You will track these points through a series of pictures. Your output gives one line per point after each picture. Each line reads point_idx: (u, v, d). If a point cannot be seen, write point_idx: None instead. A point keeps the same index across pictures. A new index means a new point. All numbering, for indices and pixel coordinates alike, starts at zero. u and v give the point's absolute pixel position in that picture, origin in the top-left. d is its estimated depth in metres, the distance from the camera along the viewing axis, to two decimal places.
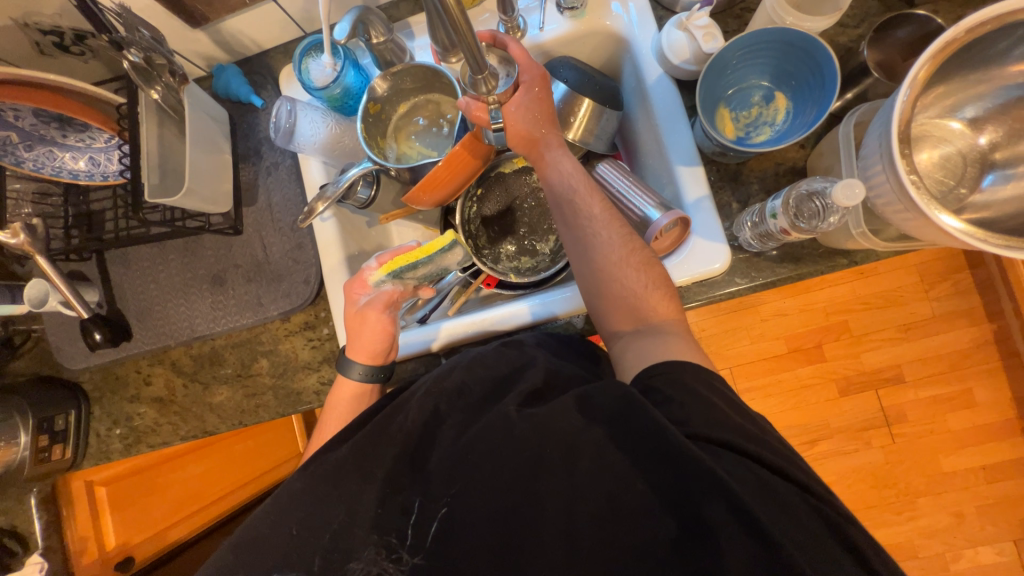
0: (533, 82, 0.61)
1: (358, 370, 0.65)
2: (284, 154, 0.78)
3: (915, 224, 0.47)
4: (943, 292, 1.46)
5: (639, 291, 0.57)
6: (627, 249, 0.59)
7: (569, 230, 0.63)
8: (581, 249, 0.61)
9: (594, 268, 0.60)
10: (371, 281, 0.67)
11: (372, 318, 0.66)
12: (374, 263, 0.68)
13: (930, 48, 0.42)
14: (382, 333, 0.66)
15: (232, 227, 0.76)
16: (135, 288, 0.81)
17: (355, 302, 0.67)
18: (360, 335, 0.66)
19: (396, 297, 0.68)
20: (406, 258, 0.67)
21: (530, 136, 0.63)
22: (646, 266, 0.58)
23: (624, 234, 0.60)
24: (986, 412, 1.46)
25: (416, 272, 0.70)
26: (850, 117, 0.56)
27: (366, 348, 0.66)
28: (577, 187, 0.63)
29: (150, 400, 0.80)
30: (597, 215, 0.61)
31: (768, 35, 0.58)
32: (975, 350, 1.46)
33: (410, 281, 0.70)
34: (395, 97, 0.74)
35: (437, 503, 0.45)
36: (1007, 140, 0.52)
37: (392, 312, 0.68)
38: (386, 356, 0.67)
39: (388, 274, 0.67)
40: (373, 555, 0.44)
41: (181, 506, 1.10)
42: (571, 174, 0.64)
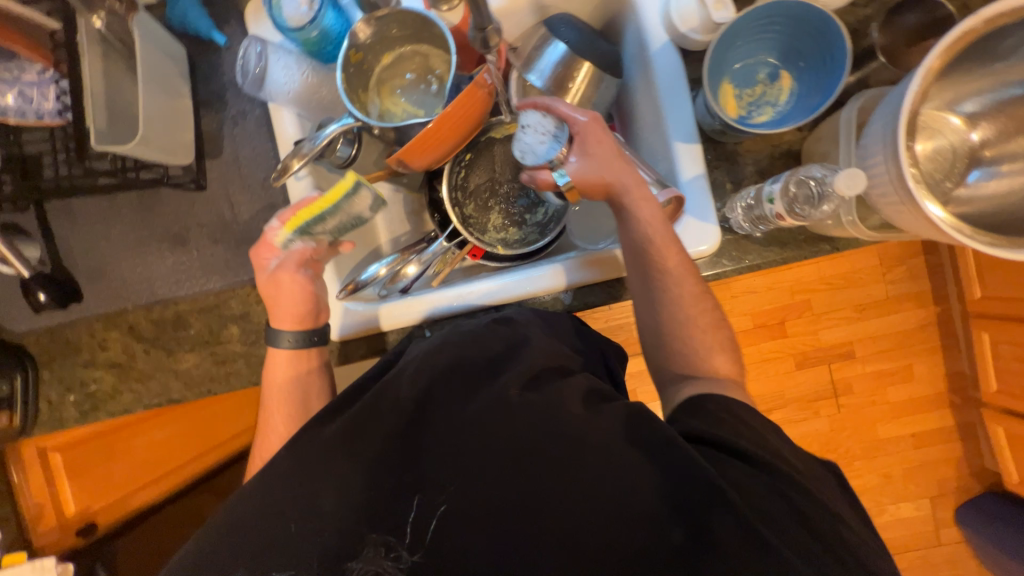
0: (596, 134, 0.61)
1: (286, 338, 0.65)
2: (252, 102, 0.71)
3: (905, 216, 0.47)
4: (898, 275, 1.55)
5: (705, 352, 0.59)
6: (699, 309, 0.60)
7: (640, 280, 0.61)
8: (651, 302, 0.61)
9: (664, 325, 0.61)
10: (277, 242, 0.63)
11: (286, 281, 0.65)
12: (276, 222, 0.62)
13: (947, 37, 0.41)
14: (300, 295, 0.66)
15: (194, 181, 0.70)
16: (83, 245, 0.73)
17: (264, 267, 0.65)
18: (278, 300, 0.66)
19: (308, 255, 0.66)
20: (308, 212, 0.59)
21: (602, 183, 0.61)
22: (714, 327, 0.60)
23: (696, 292, 0.60)
24: (922, 386, 1.59)
25: (326, 226, 0.62)
26: (854, 102, 0.56)
27: (289, 314, 0.66)
28: (659, 238, 0.59)
29: (107, 365, 0.75)
30: (672, 271, 0.59)
31: (785, 8, 0.55)
32: (919, 330, 1.57)
33: (321, 237, 0.65)
34: (379, 45, 0.67)
35: (438, 498, 0.44)
36: (998, 138, 0.52)
37: (308, 271, 0.67)
38: (314, 320, 0.68)
39: (293, 233, 0.62)
40: (372, 553, 0.43)
41: (146, 470, 1.07)
42: (650, 222, 0.60)
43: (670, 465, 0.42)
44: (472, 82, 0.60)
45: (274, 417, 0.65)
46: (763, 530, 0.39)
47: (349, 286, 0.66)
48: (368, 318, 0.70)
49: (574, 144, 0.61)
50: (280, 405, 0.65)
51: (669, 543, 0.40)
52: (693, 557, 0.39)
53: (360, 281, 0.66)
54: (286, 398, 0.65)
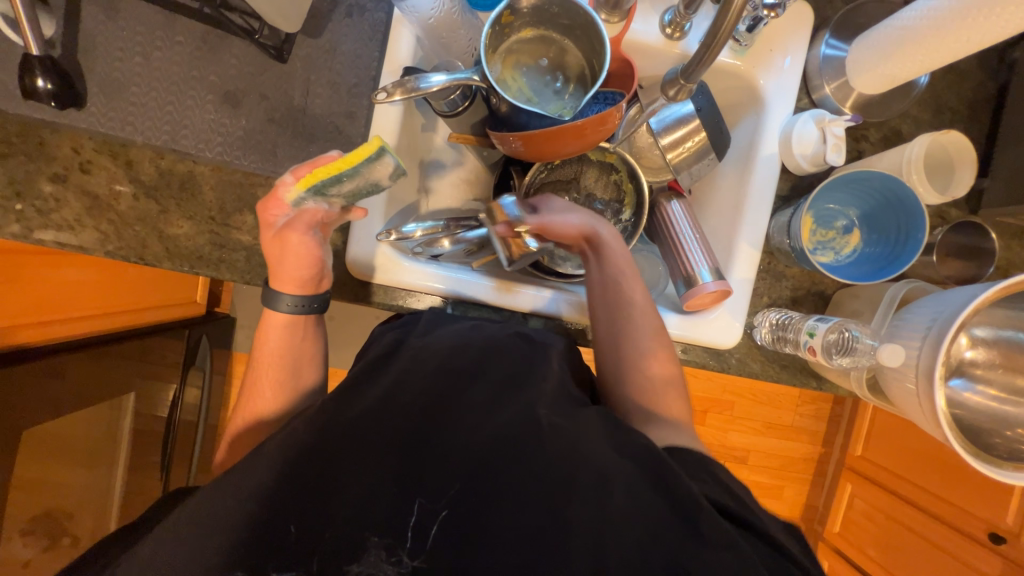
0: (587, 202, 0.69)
1: (286, 302, 0.61)
2: (375, 4, 0.65)
3: (908, 398, 0.55)
4: (807, 411, 1.77)
5: (656, 382, 0.63)
6: (652, 329, 0.64)
7: (604, 305, 0.66)
8: (614, 330, 0.65)
9: (619, 353, 0.64)
10: (287, 199, 0.55)
11: (294, 242, 0.59)
12: (290, 178, 0.55)
13: (1015, 278, 0.50)
14: (307, 259, 0.60)
15: (277, 51, 0.63)
16: (113, 51, 0.62)
17: (272, 224, 0.58)
18: (282, 261, 0.60)
19: (319, 217, 0.58)
20: (326, 171, 0.51)
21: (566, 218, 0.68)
22: (664, 352, 0.64)
23: (650, 314, 0.66)
24: (784, 507, 1.83)
25: (341, 189, 0.54)
26: (903, 285, 0.63)
27: (291, 277, 0.60)
28: (628, 271, 0.66)
29: (80, 191, 0.64)
30: (626, 289, 0.65)
31: (893, 183, 0.61)
32: (802, 461, 1.81)
33: (336, 200, 0.56)
34: (531, 17, 0.64)
35: (437, 504, 0.43)
36: (988, 363, 0.60)
37: (317, 233, 0.60)
38: (316, 286, 0.63)
39: (307, 192, 0.54)
40: (374, 558, 0.40)
41: (43, 306, 0.93)
42: (619, 254, 0.67)
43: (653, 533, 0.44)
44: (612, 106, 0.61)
45: (262, 384, 0.61)
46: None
47: (391, 233, 0.64)
48: (396, 272, 0.68)
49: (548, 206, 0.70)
50: (273, 361, 0.62)
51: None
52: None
53: (402, 234, 0.64)
54: (277, 362, 0.62)
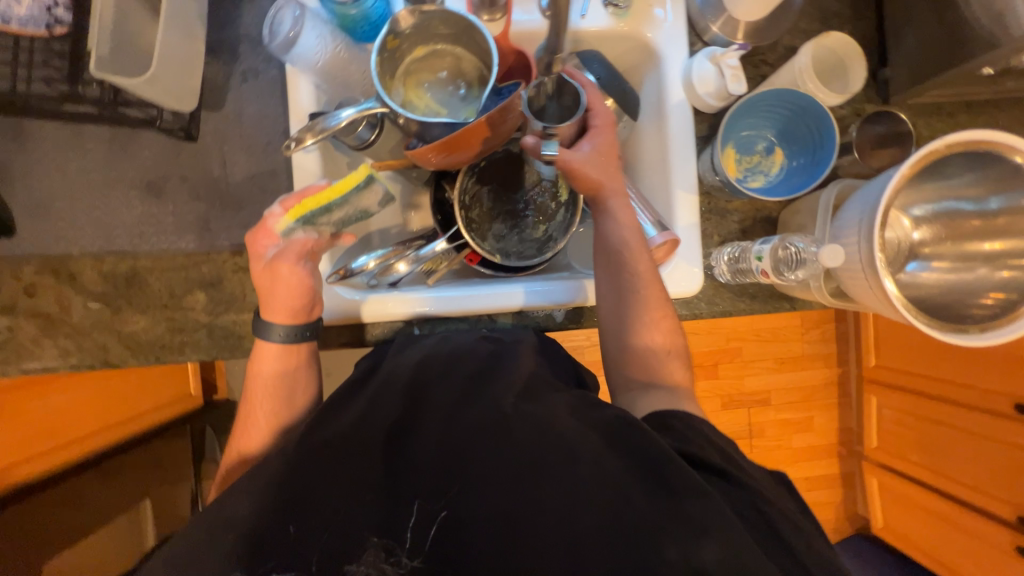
0: (604, 118, 0.64)
1: (278, 332, 0.61)
2: (268, 63, 0.67)
3: (865, 291, 0.56)
4: (814, 337, 1.77)
5: (662, 361, 0.62)
6: (659, 313, 0.62)
7: (612, 283, 0.63)
8: (617, 303, 0.63)
9: (626, 332, 0.62)
10: (277, 229, 0.59)
11: (284, 273, 0.60)
12: (278, 208, 0.58)
13: (920, 152, 0.50)
14: (297, 288, 0.60)
15: (185, 132, 0.65)
16: (28, 173, 0.63)
17: (262, 255, 0.60)
18: (273, 294, 0.60)
19: (310, 246, 0.60)
20: (315, 201, 0.56)
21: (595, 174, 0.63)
22: (672, 335, 0.63)
23: (660, 299, 0.63)
24: (819, 437, 1.82)
25: (330, 217, 0.59)
26: (833, 187, 0.64)
27: (282, 309, 0.61)
28: (633, 242, 0.63)
29: (30, 314, 0.65)
30: (641, 272, 0.62)
31: (791, 95, 0.64)
32: (824, 386, 1.80)
33: (325, 228, 0.61)
34: (417, 36, 0.66)
35: (437, 504, 0.42)
36: (933, 239, 0.62)
37: (308, 263, 0.61)
38: (308, 314, 0.63)
39: (296, 221, 0.57)
40: (372, 559, 0.40)
41: (31, 442, 0.90)
42: (627, 225, 0.63)
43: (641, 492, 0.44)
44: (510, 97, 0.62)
45: (256, 409, 0.61)
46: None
47: (341, 271, 0.66)
48: (353, 308, 0.69)
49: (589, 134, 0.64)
50: (267, 389, 0.61)
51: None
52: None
53: (351, 270, 0.66)
54: (270, 391, 0.61)
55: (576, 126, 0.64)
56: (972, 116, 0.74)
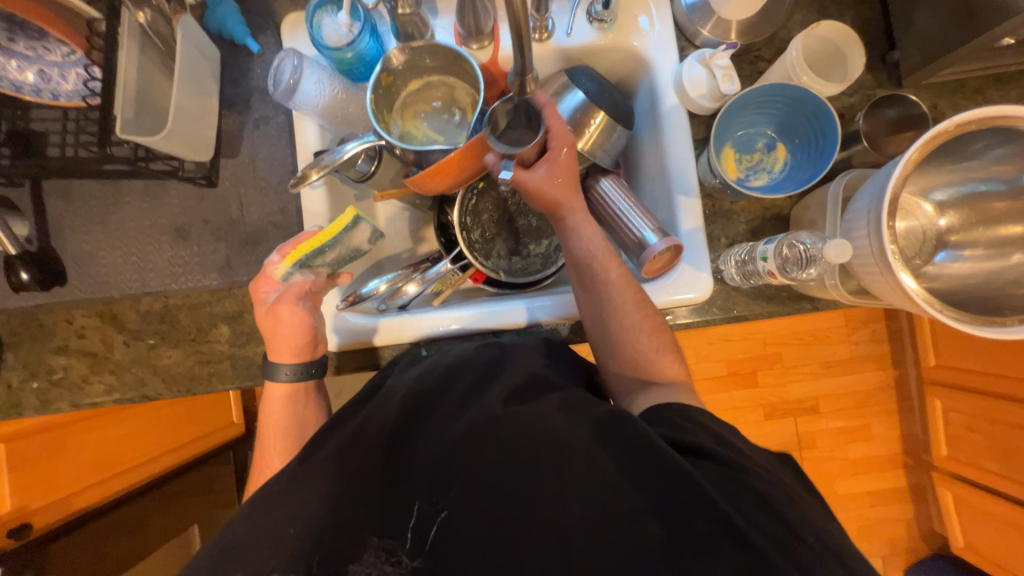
0: (561, 141, 0.63)
1: (285, 371, 0.63)
2: (276, 110, 0.72)
3: (884, 286, 0.52)
4: (862, 337, 1.65)
5: (651, 355, 0.62)
6: (640, 313, 0.63)
7: (588, 295, 0.65)
8: (596, 312, 0.64)
9: (610, 336, 0.63)
10: (277, 275, 0.64)
11: (286, 314, 0.62)
12: (276, 256, 0.64)
13: (924, 136, 0.47)
14: (300, 327, 0.63)
15: (206, 178, 0.71)
16: (77, 228, 0.71)
17: (265, 301, 0.64)
18: (276, 333, 0.63)
19: (308, 287, 0.65)
20: (309, 245, 0.62)
21: (553, 198, 0.64)
22: (656, 331, 0.63)
23: (637, 299, 0.64)
24: (879, 446, 1.67)
25: (326, 258, 0.64)
26: (842, 179, 0.61)
27: (287, 347, 0.63)
28: (598, 252, 0.65)
29: (80, 354, 0.72)
30: (612, 280, 0.63)
31: (784, 89, 0.62)
32: (879, 390, 1.66)
33: (320, 269, 0.66)
34: (410, 72, 0.70)
35: (437, 505, 0.44)
36: (961, 225, 0.57)
37: (308, 303, 0.65)
38: (312, 352, 0.65)
39: (294, 265, 0.63)
40: (373, 559, 0.42)
41: (96, 469, 1.00)
42: (591, 238, 0.65)
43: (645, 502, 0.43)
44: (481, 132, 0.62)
45: (271, 455, 0.60)
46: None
47: (350, 298, 0.69)
48: (363, 333, 0.70)
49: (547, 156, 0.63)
50: (279, 430, 0.62)
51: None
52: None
53: (360, 296, 0.69)
54: (283, 429, 0.62)
55: (535, 150, 0.64)
56: (1000, 91, 0.69)
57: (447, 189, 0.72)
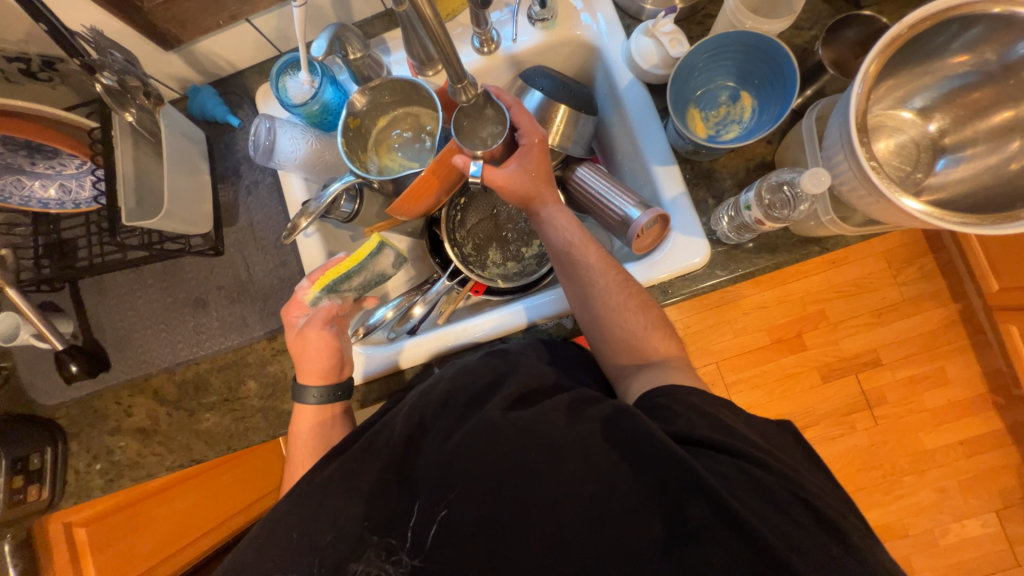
0: (531, 135, 0.63)
1: (313, 394, 0.65)
2: (264, 173, 0.78)
3: (880, 207, 0.50)
4: (910, 276, 1.53)
5: (640, 333, 0.61)
6: (624, 293, 0.62)
7: (570, 282, 0.65)
8: (580, 299, 0.64)
9: (598, 317, 0.62)
10: (307, 301, 0.66)
11: (313, 338, 0.65)
12: (305, 283, 0.67)
13: (878, 45, 0.46)
14: (326, 352, 0.65)
15: (213, 247, 0.76)
16: (112, 316, 0.78)
17: (295, 325, 0.67)
18: (305, 357, 0.65)
19: (334, 311, 0.67)
20: (336, 271, 0.64)
21: (527, 194, 0.65)
22: (643, 308, 0.62)
23: (620, 281, 0.63)
24: (960, 388, 1.52)
25: (351, 282, 0.68)
26: (812, 111, 0.60)
27: (316, 370, 0.65)
28: (575, 240, 0.65)
29: (132, 431, 0.77)
30: (593, 264, 0.63)
31: (730, 39, 0.62)
32: (945, 329, 1.52)
33: (346, 293, 0.69)
34: (374, 110, 0.74)
35: (437, 505, 0.45)
36: (954, 126, 0.56)
37: (335, 327, 0.68)
38: (338, 374, 0.67)
39: (322, 290, 0.65)
40: (374, 556, 0.45)
41: (165, 545, 1.05)
42: (566, 228, 0.66)
43: (655, 462, 0.43)
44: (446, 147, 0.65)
45: (296, 467, 0.64)
46: (766, 537, 0.39)
47: (360, 329, 0.72)
48: (382, 360, 0.72)
49: (519, 153, 0.63)
50: (303, 450, 0.63)
51: (674, 542, 0.41)
52: (707, 558, 0.40)
53: (370, 325, 0.72)
54: (309, 449, 0.63)
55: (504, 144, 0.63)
56: None
57: (461, 176, 0.73)
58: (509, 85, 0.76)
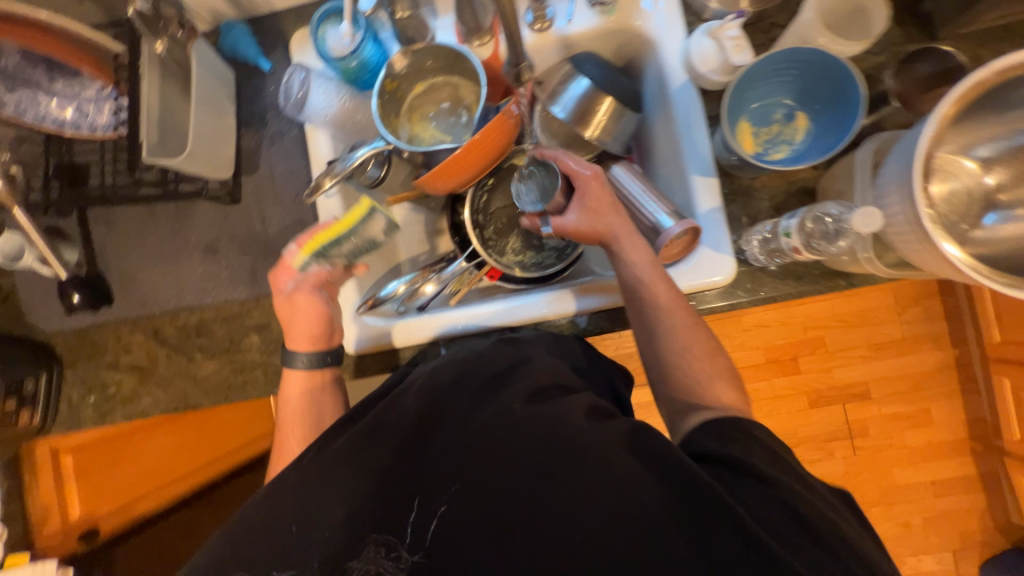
0: (585, 177, 0.66)
1: (302, 359, 0.65)
2: (290, 124, 0.75)
3: (923, 254, 0.49)
4: (914, 316, 1.53)
5: (706, 382, 0.57)
6: (692, 338, 0.59)
7: (636, 317, 0.62)
8: (646, 337, 0.61)
9: (661, 359, 0.60)
10: (295, 265, 0.64)
11: (301, 303, 0.66)
12: (293, 246, 0.64)
13: (958, 88, 0.44)
14: (314, 317, 0.66)
15: (229, 195, 0.74)
16: (120, 250, 0.76)
17: (282, 290, 0.65)
18: (293, 322, 0.66)
19: (324, 277, 0.66)
20: (326, 235, 0.62)
21: (594, 230, 0.65)
22: (711, 355, 0.59)
23: (689, 324, 0.60)
24: (942, 431, 1.55)
25: (342, 249, 0.64)
26: (870, 143, 0.58)
27: (305, 336, 0.66)
28: (655, 278, 0.61)
29: (128, 368, 0.76)
30: (661, 304, 0.60)
31: (801, 54, 0.59)
32: (938, 372, 1.54)
33: (337, 259, 0.65)
34: (414, 74, 0.71)
35: (437, 500, 0.46)
36: (1012, 182, 0.54)
37: (323, 292, 0.67)
38: (328, 340, 0.67)
39: (311, 256, 0.63)
40: (372, 554, 0.45)
41: (148, 479, 1.06)
42: (638, 261, 0.62)
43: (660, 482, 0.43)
44: (501, 112, 0.63)
45: (288, 433, 0.64)
46: None
47: (369, 300, 0.69)
48: (385, 334, 0.71)
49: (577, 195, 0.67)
50: (295, 421, 0.64)
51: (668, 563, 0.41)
52: None
53: (380, 297, 0.69)
54: (300, 419, 0.64)
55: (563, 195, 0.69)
56: None
57: (506, 148, 0.69)
58: (555, 68, 0.72)
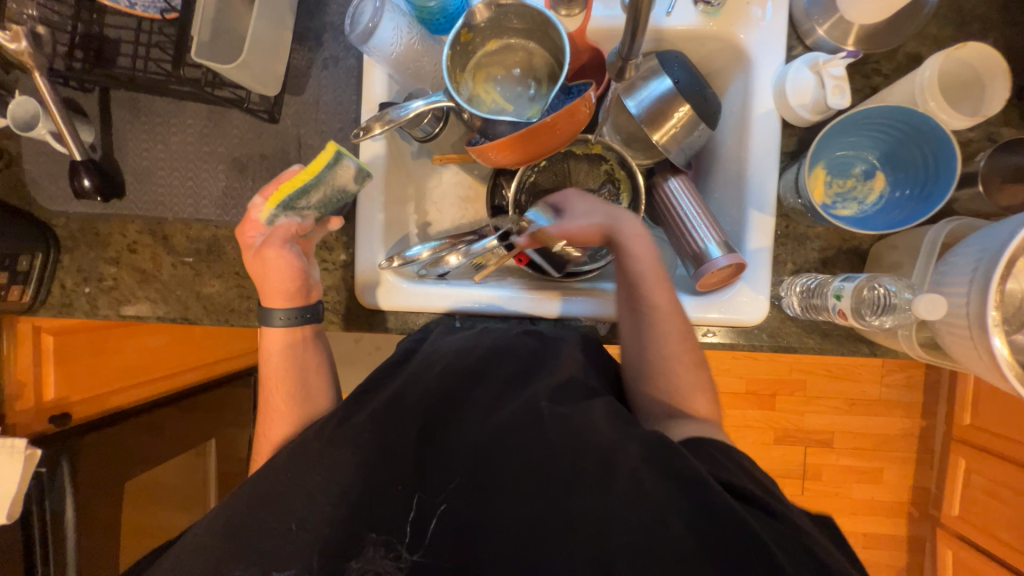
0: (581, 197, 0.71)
1: (279, 317, 0.62)
2: (347, 51, 0.70)
3: (967, 352, 0.50)
4: (895, 381, 1.57)
5: (687, 394, 0.60)
6: (681, 345, 0.61)
7: (629, 315, 0.64)
8: (637, 338, 0.63)
9: (647, 364, 0.62)
10: (262, 219, 0.60)
11: (272, 257, 0.61)
12: (259, 200, 0.60)
13: None
14: (288, 271, 0.61)
15: (268, 113, 0.70)
16: (139, 143, 0.71)
17: (251, 245, 0.62)
18: (266, 278, 0.61)
19: (294, 230, 0.61)
20: (291, 185, 0.57)
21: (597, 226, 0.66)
22: (698, 367, 0.61)
23: (680, 330, 0.62)
24: (888, 492, 1.62)
25: (311, 200, 0.60)
26: (945, 224, 0.56)
27: (279, 292, 0.62)
28: (652, 275, 0.63)
29: (129, 268, 0.73)
30: (660, 305, 0.62)
31: (906, 115, 0.57)
32: (901, 438, 1.60)
33: (307, 211, 0.62)
34: (491, 30, 0.65)
35: (439, 499, 0.47)
36: None
37: (296, 246, 0.62)
38: (306, 295, 0.64)
39: (277, 208, 0.59)
40: (373, 554, 0.45)
41: (130, 375, 1.05)
42: (641, 258, 0.63)
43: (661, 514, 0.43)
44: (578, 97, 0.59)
45: (270, 390, 0.62)
46: None
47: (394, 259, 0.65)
48: (405, 296, 0.69)
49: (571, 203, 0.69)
50: (282, 380, 0.62)
51: None
52: None
53: (404, 258, 0.65)
54: (287, 373, 0.62)
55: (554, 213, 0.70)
56: None
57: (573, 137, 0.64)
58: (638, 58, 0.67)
